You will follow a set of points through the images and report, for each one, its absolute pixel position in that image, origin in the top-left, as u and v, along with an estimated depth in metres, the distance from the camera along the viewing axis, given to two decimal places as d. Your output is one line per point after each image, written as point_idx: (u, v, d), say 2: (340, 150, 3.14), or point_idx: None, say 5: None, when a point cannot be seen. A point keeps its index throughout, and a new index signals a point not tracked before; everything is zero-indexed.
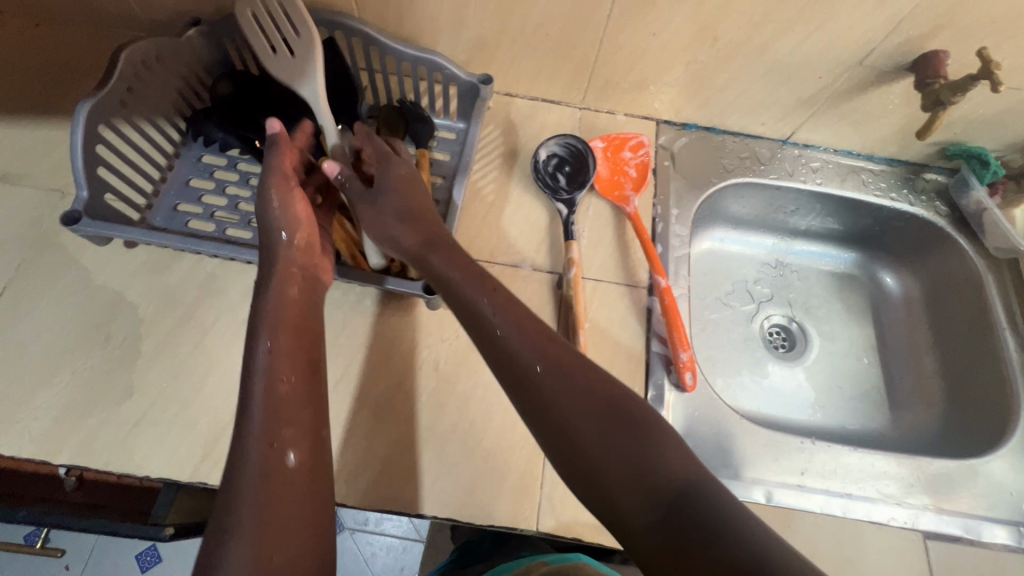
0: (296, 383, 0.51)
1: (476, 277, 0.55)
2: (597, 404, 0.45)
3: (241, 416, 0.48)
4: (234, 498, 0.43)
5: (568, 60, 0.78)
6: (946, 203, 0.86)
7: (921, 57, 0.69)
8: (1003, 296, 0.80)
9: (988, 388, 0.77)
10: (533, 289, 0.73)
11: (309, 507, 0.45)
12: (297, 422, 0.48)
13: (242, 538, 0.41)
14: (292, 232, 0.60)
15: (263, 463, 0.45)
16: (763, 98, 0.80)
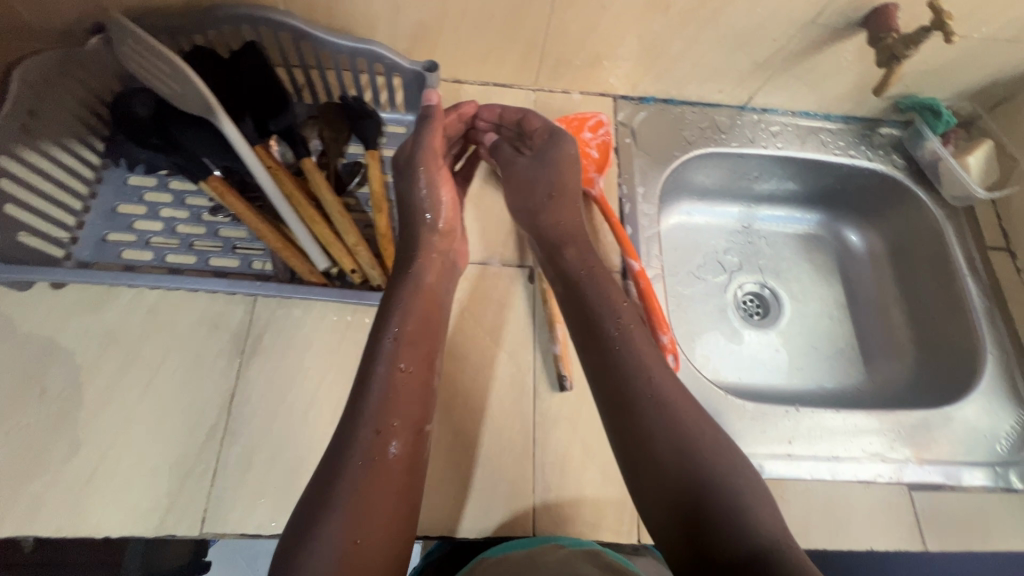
0: (415, 374, 0.54)
1: (595, 285, 0.60)
2: (690, 439, 0.50)
3: (361, 397, 0.51)
4: (340, 471, 0.47)
5: (517, 41, 0.74)
6: (902, 156, 0.86)
7: (870, 14, 0.68)
8: (962, 243, 0.81)
9: (956, 334, 0.79)
10: (504, 286, 0.71)
11: (403, 495, 0.48)
12: (406, 414, 0.51)
13: (337, 518, 0.44)
14: (435, 212, 0.64)
15: (368, 448, 0.48)
16: (718, 65, 0.78)
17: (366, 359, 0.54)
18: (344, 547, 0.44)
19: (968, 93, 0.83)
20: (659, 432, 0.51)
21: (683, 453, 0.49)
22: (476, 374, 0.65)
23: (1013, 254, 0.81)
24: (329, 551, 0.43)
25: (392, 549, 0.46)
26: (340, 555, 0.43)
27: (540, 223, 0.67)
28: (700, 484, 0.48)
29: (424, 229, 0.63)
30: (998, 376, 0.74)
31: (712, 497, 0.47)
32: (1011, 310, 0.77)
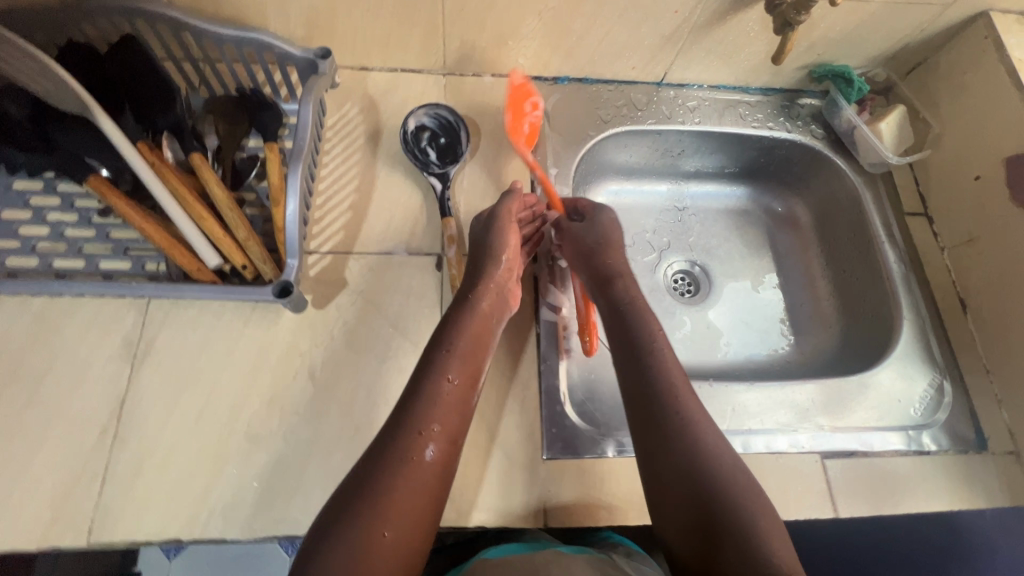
0: (461, 388, 0.57)
1: (635, 314, 0.65)
2: (712, 467, 0.53)
3: (411, 401, 0.55)
4: (381, 466, 0.50)
5: (415, 23, 0.72)
6: (822, 126, 0.86)
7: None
8: (880, 210, 0.81)
9: (875, 301, 0.79)
10: (411, 276, 0.68)
11: (431, 496, 0.51)
12: (448, 423, 0.54)
13: (371, 509, 0.48)
14: (506, 258, 0.66)
15: (408, 448, 0.52)
16: (625, 40, 0.76)
17: (419, 370, 0.58)
18: (371, 536, 0.47)
19: (881, 59, 0.83)
20: (685, 454, 0.54)
21: (706, 476, 0.52)
22: (379, 367, 0.64)
23: (931, 219, 0.80)
24: (356, 536, 0.47)
25: (412, 544, 0.49)
26: (365, 542, 0.46)
27: (591, 267, 0.70)
28: (718, 507, 0.51)
29: (490, 265, 0.64)
30: (915, 341, 0.73)
31: (727, 523, 0.50)
32: (927, 274, 0.77)
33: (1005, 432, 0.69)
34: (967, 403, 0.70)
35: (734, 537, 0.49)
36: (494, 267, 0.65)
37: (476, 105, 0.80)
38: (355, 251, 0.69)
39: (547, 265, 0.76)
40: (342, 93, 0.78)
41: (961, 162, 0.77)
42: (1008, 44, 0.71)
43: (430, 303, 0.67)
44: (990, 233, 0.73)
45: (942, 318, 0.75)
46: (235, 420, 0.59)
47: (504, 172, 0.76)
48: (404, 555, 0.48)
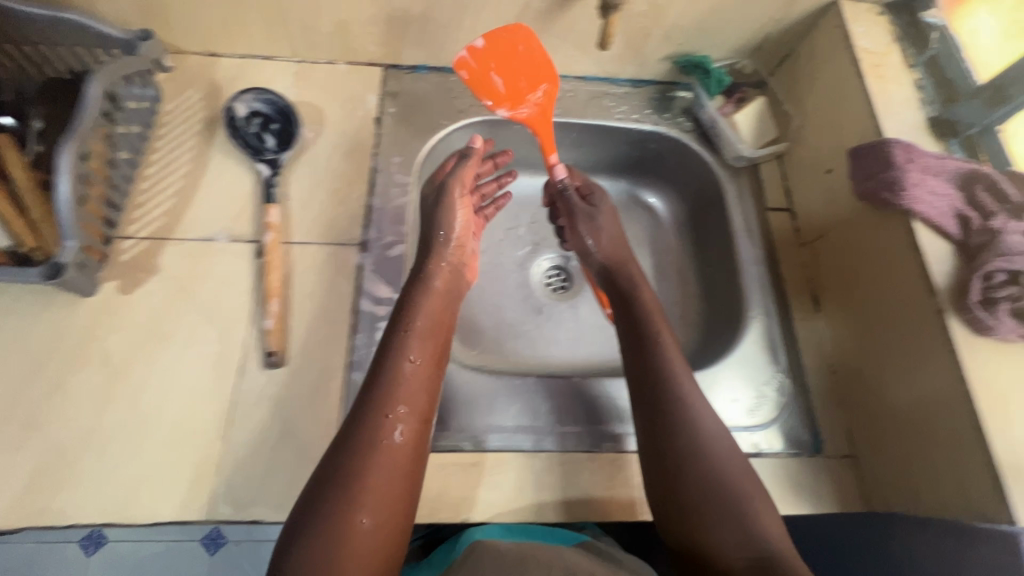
0: (422, 369, 0.58)
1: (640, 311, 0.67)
2: (711, 457, 0.56)
3: (376, 386, 0.55)
4: (357, 450, 0.51)
5: (248, 7, 0.70)
6: (690, 120, 0.83)
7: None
8: (741, 205, 0.79)
9: (732, 302, 0.76)
10: (229, 263, 0.67)
11: (408, 474, 0.52)
12: (415, 403, 0.55)
13: (348, 494, 0.49)
14: (449, 230, 0.69)
15: (377, 433, 0.52)
16: (472, 28, 0.74)
17: (380, 351, 0.58)
18: (348, 523, 0.48)
19: (746, 50, 0.80)
20: (686, 445, 0.56)
21: (705, 466, 0.56)
22: (178, 355, 0.62)
23: (794, 214, 0.78)
24: (331, 524, 0.48)
25: (392, 527, 0.50)
26: (343, 528, 0.48)
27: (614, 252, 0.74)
28: (713, 497, 0.54)
29: (437, 243, 0.68)
30: (761, 339, 0.71)
31: (729, 509, 0.54)
32: (781, 270, 0.75)
33: (841, 433, 0.66)
34: (805, 404, 0.67)
35: (728, 525, 0.53)
36: (441, 245, 0.68)
37: (325, 92, 0.78)
38: (173, 237, 0.67)
39: (380, 254, 0.69)
40: (186, 78, 0.76)
41: (817, 155, 0.74)
42: (855, 33, 0.69)
43: (244, 290, 0.65)
44: (839, 229, 0.69)
45: (792, 315, 0.72)
46: (17, 405, 0.58)
47: (344, 160, 0.74)
48: (386, 537, 0.49)
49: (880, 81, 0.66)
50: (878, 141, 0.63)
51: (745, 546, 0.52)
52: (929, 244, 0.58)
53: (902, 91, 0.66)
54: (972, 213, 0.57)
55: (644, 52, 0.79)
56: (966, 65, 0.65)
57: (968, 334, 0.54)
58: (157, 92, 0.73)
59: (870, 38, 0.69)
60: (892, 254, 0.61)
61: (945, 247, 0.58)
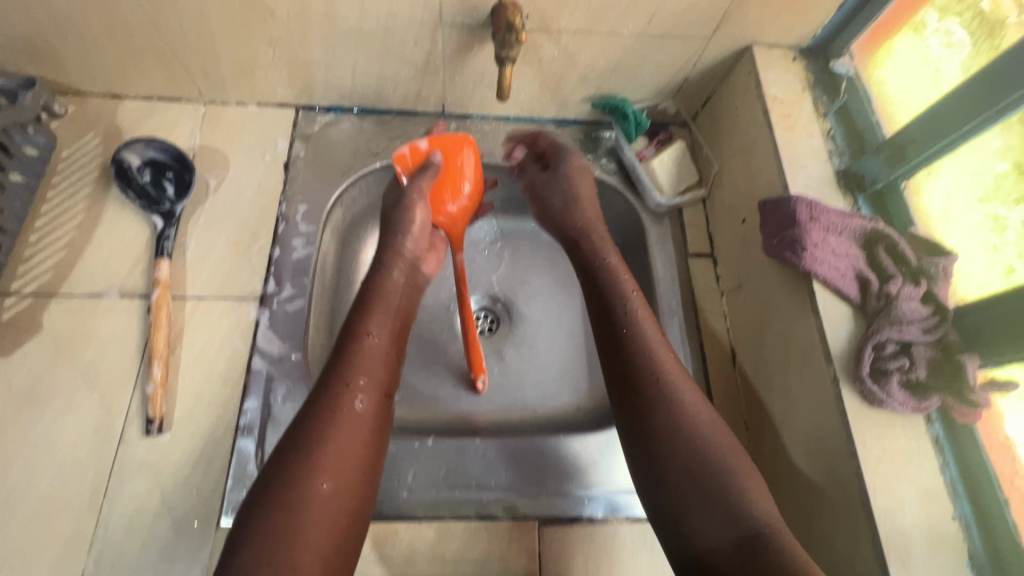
0: (383, 347, 0.60)
1: (611, 283, 0.65)
2: (693, 426, 0.54)
3: (337, 360, 0.57)
4: (315, 415, 0.52)
5: (144, 51, 0.68)
6: (614, 161, 0.81)
7: (492, 12, 0.63)
8: (663, 251, 0.76)
9: None
10: (116, 320, 0.64)
11: (366, 445, 0.53)
12: (373, 379, 0.57)
13: (311, 457, 0.49)
14: (406, 230, 0.70)
15: (337, 399, 0.54)
16: (380, 71, 0.72)
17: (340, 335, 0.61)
18: (309, 486, 0.48)
19: (667, 92, 0.78)
20: (666, 418, 0.55)
21: (688, 437, 0.54)
22: (56, 421, 0.59)
23: (715, 259, 0.76)
24: (293, 487, 0.47)
25: (354, 495, 0.50)
26: (305, 491, 0.48)
27: (568, 222, 0.73)
28: (701, 465, 0.52)
29: (395, 242, 0.69)
30: None
31: (722, 478, 0.51)
32: (699, 319, 0.73)
33: None
34: None
35: (719, 494, 0.51)
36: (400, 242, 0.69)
37: (234, 135, 0.76)
38: (60, 293, 0.65)
39: (279, 309, 0.67)
40: (86, 121, 0.73)
41: (735, 203, 0.72)
42: (766, 81, 0.67)
43: (131, 350, 0.62)
44: (752, 281, 0.68)
45: (707, 368, 0.70)
46: None
47: (248, 208, 0.72)
48: (347, 504, 0.49)
49: (789, 131, 0.65)
50: (784, 196, 0.61)
51: (734, 526, 0.49)
52: (828, 307, 0.56)
53: (812, 143, 0.64)
54: (871, 274, 0.56)
55: (562, 94, 0.77)
56: (876, 117, 0.63)
57: (860, 405, 0.52)
58: (50, 139, 0.69)
59: (781, 86, 0.67)
60: (795, 314, 0.59)
61: (844, 310, 0.56)
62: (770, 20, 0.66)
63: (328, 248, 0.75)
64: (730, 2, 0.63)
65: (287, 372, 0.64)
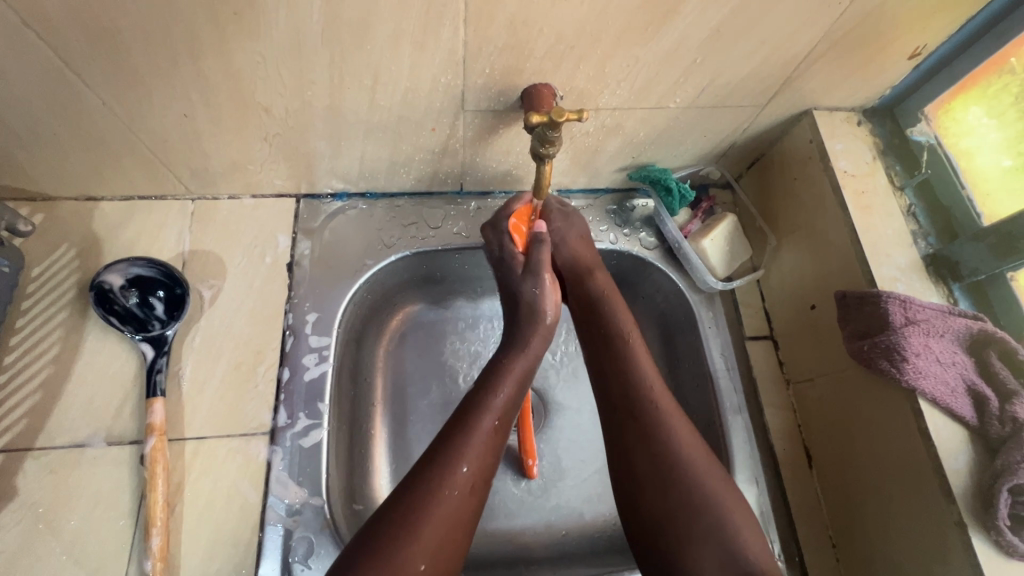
0: (501, 431, 0.52)
1: (609, 318, 0.58)
2: (687, 459, 0.49)
3: (448, 434, 0.50)
4: (423, 494, 0.46)
5: (119, 155, 0.58)
6: (653, 233, 0.71)
7: (535, 98, 0.53)
8: (718, 336, 0.66)
9: None
10: (106, 477, 0.55)
11: (464, 526, 0.47)
12: (483, 462, 0.49)
13: (409, 537, 0.44)
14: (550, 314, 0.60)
15: (445, 480, 0.47)
16: (392, 158, 0.63)
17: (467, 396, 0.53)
18: (407, 566, 0.43)
19: (713, 157, 0.69)
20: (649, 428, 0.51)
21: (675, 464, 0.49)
22: None
23: (777, 343, 0.67)
24: (390, 563, 0.43)
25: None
26: (402, 569, 0.43)
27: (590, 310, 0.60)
28: (695, 502, 0.47)
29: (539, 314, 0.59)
30: (752, 510, 0.58)
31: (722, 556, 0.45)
32: (764, 415, 0.64)
33: None
34: None
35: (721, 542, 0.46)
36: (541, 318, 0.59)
37: (228, 234, 0.66)
38: (36, 448, 0.55)
39: (293, 446, 0.58)
40: (56, 231, 0.63)
41: (800, 285, 0.64)
42: (834, 152, 0.60)
43: (124, 513, 0.54)
44: (829, 376, 0.59)
45: (781, 474, 0.61)
46: None
47: (250, 322, 0.63)
48: None
49: (866, 212, 0.58)
50: (869, 291, 0.53)
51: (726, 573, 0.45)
52: (939, 431, 0.49)
53: (892, 225, 0.58)
54: (986, 387, 0.49)
55: (593, 167, 0.68)
56: (967, 193, 0.57)
57: (996, 556, 0.45)
58: (16, 262, 0.60)
59: (850, 157, 0.61)
60: (892, 425, 0.52)
61: (956, 433, 0.49)
62: (837, 84, 0.58)
63: (343, 356, 0.65)
64: (795, 69, 0.55)
65: (307, 525, 0.55)
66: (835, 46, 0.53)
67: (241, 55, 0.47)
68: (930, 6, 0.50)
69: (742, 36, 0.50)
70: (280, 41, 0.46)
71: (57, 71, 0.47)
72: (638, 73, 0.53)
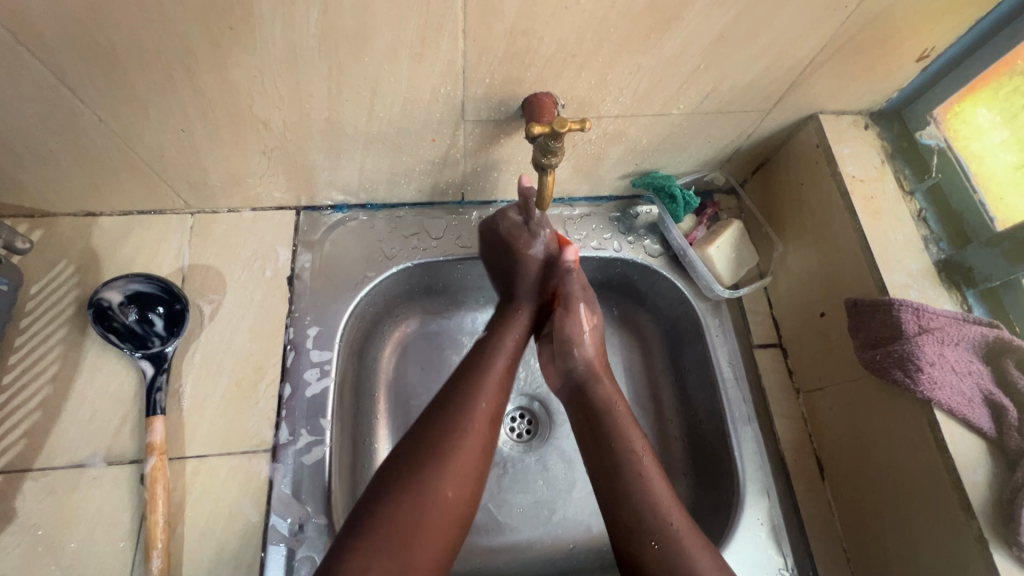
0: (507, 374, 0.57)
1: (599, 391, 0.57)
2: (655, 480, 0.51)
3: (463, 377, 0.56)
4: (445, 426, 0.51)
5: (117, 171, 0.58)
6: (658, 240, 0.70)
7: (535, 108, 0.52)
8: (726, 344, 0.65)
9: (709, 471, 0.63)
10: (106, 497, 0.54)
11: (479, 461, 0.51)
12: (495, 399, 0.54)
13: (433, 463, 0.48)
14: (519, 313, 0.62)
15: (464, 414, 0.52)
16: (392, 169, 0.63)
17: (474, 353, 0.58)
18: (428, 488, 0.47)
19: (717, 163, 0.68)
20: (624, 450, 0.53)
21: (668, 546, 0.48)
22: None
23: (786, 351, 0.66)
24: (411, 486, 0.47)
25: (458, 511, 0.48)
26: (422, 493, 0.47)
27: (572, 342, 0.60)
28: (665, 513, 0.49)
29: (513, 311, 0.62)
30: (764, 524, 0.57)
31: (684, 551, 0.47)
32: (774, 425, 0.62)
33: None
34: None
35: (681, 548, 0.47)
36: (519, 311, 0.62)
37: (228, 248, 0.66)
38: (35, 469, 0.54)
39: (295, 463, 0.57)
40: (54, 248, 0.63)
41: (808, 292, 0.63)
42: (841, 157, 0.59)
43: (125, 534, 0.53)
44: (840, 386, 0.58)
45: (793, 486, 0.60)
46: None
47: (251, 336, 0.62)
48: (453, 515, 0.47)
49: (875, 218, 0.57)
50: (881, 299, 0.52)
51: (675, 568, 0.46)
52: (957, 444, 0.48)
53: (902, 230, 0.57)
54: (1004, 399, 0.48)
55: (596, 174, 0.67)
56: (979, 197, 0.56)
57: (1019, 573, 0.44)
58: (14, 280, 0.59)
59: (858, 161, 0.60)
60: (906, 437, 0.51)
61: (974, 445, 0.48)
62: (843, 87, 0.57)
63: (346, 370, 0.65)
64: (800, 73, 0.54)
65: (310, 543, 0.54)
66: (841, 50, 0.52)
67: (237, 69, 0.47)
68: (937, 8, 0.49)
69: (746, 42, 0.49)
70: (276, 54, 0.45)
71: (51, 88, 0.46)
72: (641, 80, 0.52)
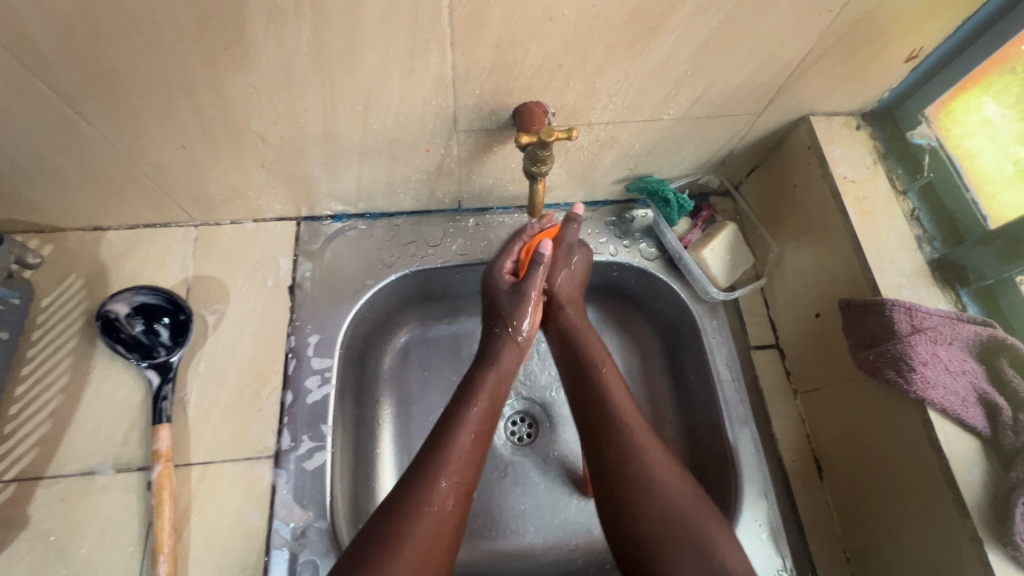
0: (478, 444, 0.52)
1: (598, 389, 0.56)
2: (664, 483, 0.50)
3: (427, 452, 0.50)
4: (406, 514, 0.46)
5: (122, 187, 0.60)
6: (654, 244, 0.70)
7: (524, 120, 0.53)
8: (723, 346, 0.65)
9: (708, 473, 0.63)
10: (115, 504, 0.56)
11: (448, 543, 0.47)
12: (462, 477, 0.49)
13: (392, 552, 0.44)
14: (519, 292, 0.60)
15: (424, 497, 0.47)
16: (388, 179, 0.64)
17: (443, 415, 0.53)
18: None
19: (711, 165, 0.69)
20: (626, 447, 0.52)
21: (663, 503, 0.49)
22: None
23: (783, 351, 0.66)
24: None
25: None
26: None
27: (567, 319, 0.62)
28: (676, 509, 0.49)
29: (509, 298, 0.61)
30: (762, 525, 0.57)
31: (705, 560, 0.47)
32: (772, 426, 0.62)
33: None
34: None
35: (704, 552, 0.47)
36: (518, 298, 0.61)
37: (231, 259, 0.67)
38: (47, 476, 0.56)
39: (297, 469, 0.58)
40: (64, 262, 0.65)
41: (804, 292, 0.63)
42: (832, 158, 0.59)
43: (133, 539, 0.54)
44: (836, 386, 0.58)
45: (792, 486, 0.60)
46: None
47: (254, 345, 0.64)
48: None
49: (867, 218, 0.57)
50: (873, 299, 0.52)
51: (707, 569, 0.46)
52: (951, 443, 0.48)
53: (895, 230, 0.57)
54: (998, 396, 0.48)
55: (590, 180, 0.67)
56: (972, 196, 0.56)
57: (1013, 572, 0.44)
58: (26, 294, 0.61)
59: (849, 162, 0.60)
60: (901, 438, 0.51)
61: (969, 444, 0.48)
62: (832, 89, 0.58)
63: (347, 377, 0.66)
64: (788, 77, 0.55)
65: (312, 548, 0.55)
66: (828, 53, 0.52)
67: (235, 87, 0.48)
68: (922, 9, 0.49)
69: (731, 48, 0.50)
70: (271, 72, 0.47)
71: (57, 110, 0.48)
72: (629, 88, 0.53)
